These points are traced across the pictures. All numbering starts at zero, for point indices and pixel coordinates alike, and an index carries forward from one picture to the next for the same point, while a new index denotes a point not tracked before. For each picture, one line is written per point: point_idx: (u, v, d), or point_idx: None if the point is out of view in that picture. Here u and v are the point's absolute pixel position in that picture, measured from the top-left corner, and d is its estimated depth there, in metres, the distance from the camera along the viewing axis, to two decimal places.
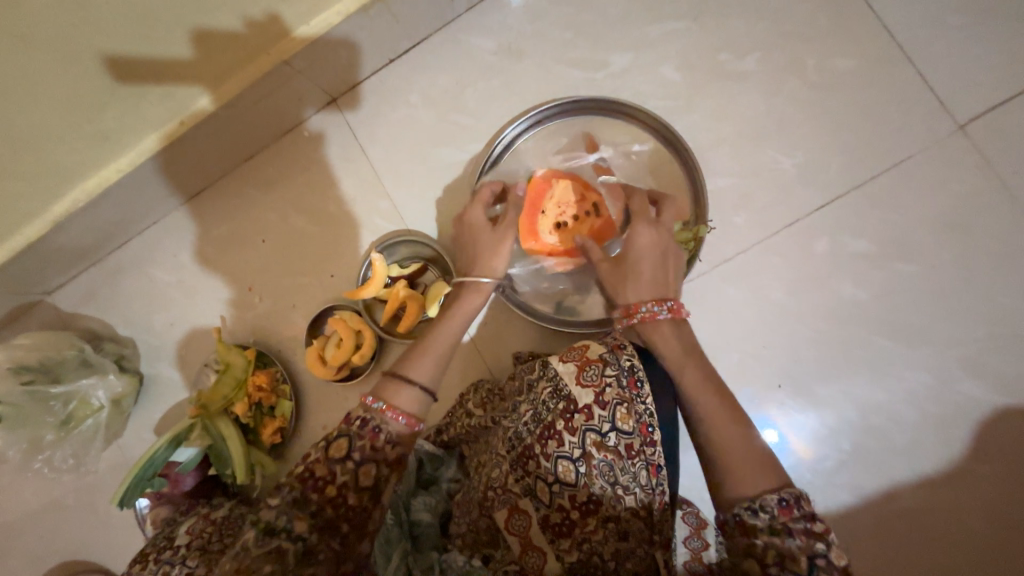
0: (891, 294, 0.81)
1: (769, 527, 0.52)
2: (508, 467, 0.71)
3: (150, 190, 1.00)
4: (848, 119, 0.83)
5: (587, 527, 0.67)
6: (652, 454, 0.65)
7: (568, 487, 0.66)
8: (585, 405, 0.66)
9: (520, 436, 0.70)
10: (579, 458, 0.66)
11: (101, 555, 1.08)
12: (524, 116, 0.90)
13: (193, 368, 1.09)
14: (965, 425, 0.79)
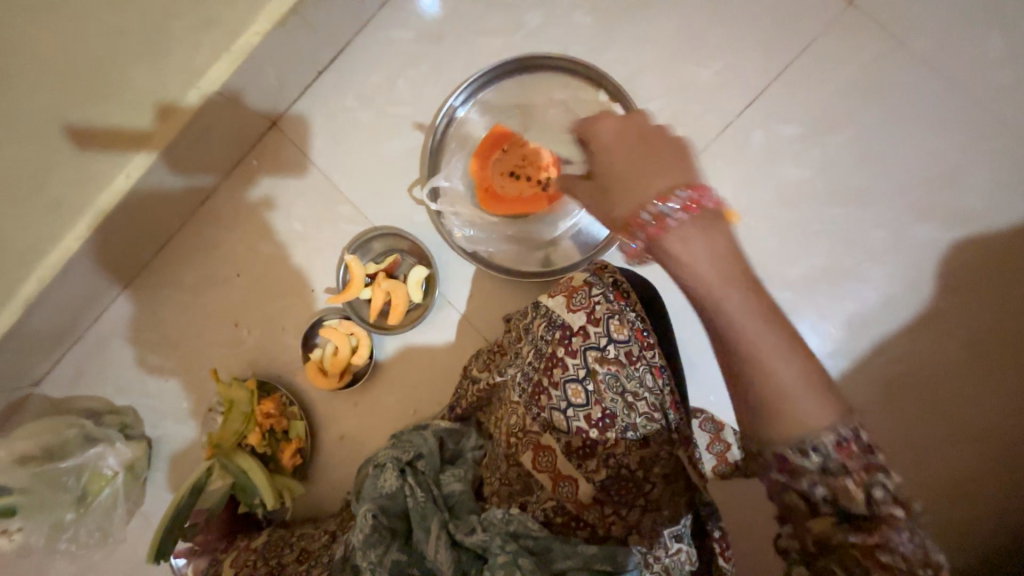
0: (831, 166, 0.87)
1: (819, 467, 0.42)
2: (524, 410, 0.75)
3: (115, 252, 1.01)
4: (750, 19, 0.89)
5: (609, 443, 0.71)
6: (651, 356, 0.71)
7: (581, 407, 0.71)
8: (580, 326, 0.72)
9: (528, 376, 0.75)
10: (586, 377, 0.71)
11: None
12: (457, 90, 0.94)
13: (199, 417, 1.09)
14: (928, 267, 0.85)
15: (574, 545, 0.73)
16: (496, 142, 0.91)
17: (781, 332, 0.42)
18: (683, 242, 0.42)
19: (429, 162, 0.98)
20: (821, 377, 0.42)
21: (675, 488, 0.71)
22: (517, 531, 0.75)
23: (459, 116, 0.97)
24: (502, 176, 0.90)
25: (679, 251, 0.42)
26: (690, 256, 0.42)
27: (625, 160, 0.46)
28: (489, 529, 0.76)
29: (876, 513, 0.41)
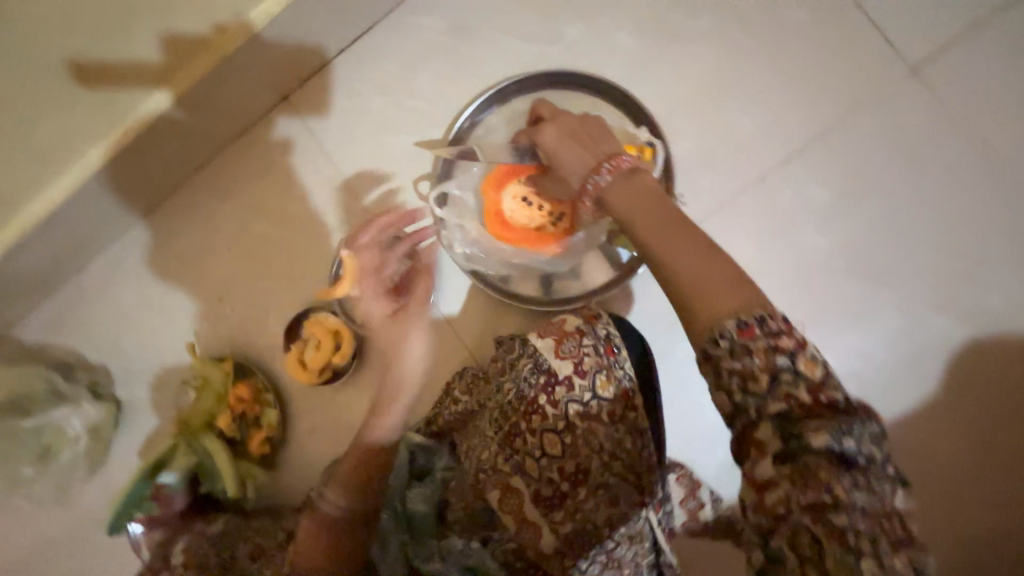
0: (858, 240, 0.83)
1: (729, 352, 0.45)
2: (496, 449, 0.70)
3: (100, 209, 0.96)
4: (801, 71, 0.83)
5: (578, 496, 0.69)
6: (636, 416, 0.67)
7: (555, 458, 0.68)
8: (566, 376, 0.68)
9: (505, 415, 0.70)
10: (564, 429, 0.68)
11: None
12: (482, 96, 0.89)
13: (172, 388, 1.07)
14: (933, 361, 0.82)
15: None
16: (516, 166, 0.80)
17: (694, 243, 0.50)
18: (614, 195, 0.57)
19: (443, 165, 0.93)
20: (735, 272, 0.48)
21: (638, 549, 0.70)
22: (474, 566, 0.73)
23: (480, 124, 0.91)
24: (515, 206, 0.81)
25: (606, 196, 0.58)
26: (624, 195, 0.57)
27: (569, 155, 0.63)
28: (448, 558, 0.74)
29: (783, 396, 0.43)
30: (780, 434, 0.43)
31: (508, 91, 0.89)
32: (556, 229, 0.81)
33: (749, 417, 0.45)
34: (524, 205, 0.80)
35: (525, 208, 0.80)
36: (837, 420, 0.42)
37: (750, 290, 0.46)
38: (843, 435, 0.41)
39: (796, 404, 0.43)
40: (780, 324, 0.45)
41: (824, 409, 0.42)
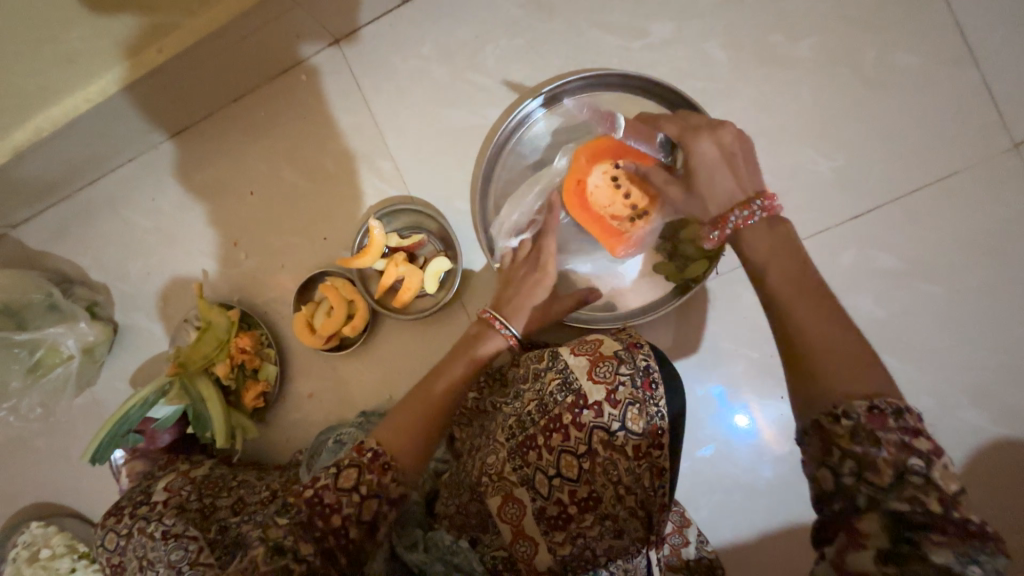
0: (911, 315, 0.78)
1: (850, 433, 0.44)
2: (505, 455, 0.67)
3: (123, 125, 0.91)
4: (895, 124, 0.77)
5: (583, 522, 0.65)
6: (663, 458, 0.61)
7: (568, 481, 0.64)
8: (596, 401, 0.63)
9: (522, 425, 0.67)
10: (584, 454, 0.63)
11: (88, 492, 1.12)
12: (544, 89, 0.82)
13: (172, 322, 1.04)
14: (963, 454, 0.78)
15: None
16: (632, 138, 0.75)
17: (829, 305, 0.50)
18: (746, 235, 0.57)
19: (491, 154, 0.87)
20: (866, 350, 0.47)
21: None
22: (460, 565, 0.70)
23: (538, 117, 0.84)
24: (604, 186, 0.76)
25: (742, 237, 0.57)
26: (759, 241, 0.56)
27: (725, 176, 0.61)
28: (431, 551, 0.72)
29: (905, 498, 0.41)
30: (889, 534, 0.41)
31: (576, 85, 0.82)
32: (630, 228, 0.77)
33: (852, 503, 0.43)
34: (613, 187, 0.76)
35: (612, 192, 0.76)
36: (964, 544, 0.39)
37: (877, 371, 0.46)
38: (965, 559, 0.39)
39: (920, 510, 0.40)
40: (914, 425, 0.43)
41: (950, 526, 0.40)
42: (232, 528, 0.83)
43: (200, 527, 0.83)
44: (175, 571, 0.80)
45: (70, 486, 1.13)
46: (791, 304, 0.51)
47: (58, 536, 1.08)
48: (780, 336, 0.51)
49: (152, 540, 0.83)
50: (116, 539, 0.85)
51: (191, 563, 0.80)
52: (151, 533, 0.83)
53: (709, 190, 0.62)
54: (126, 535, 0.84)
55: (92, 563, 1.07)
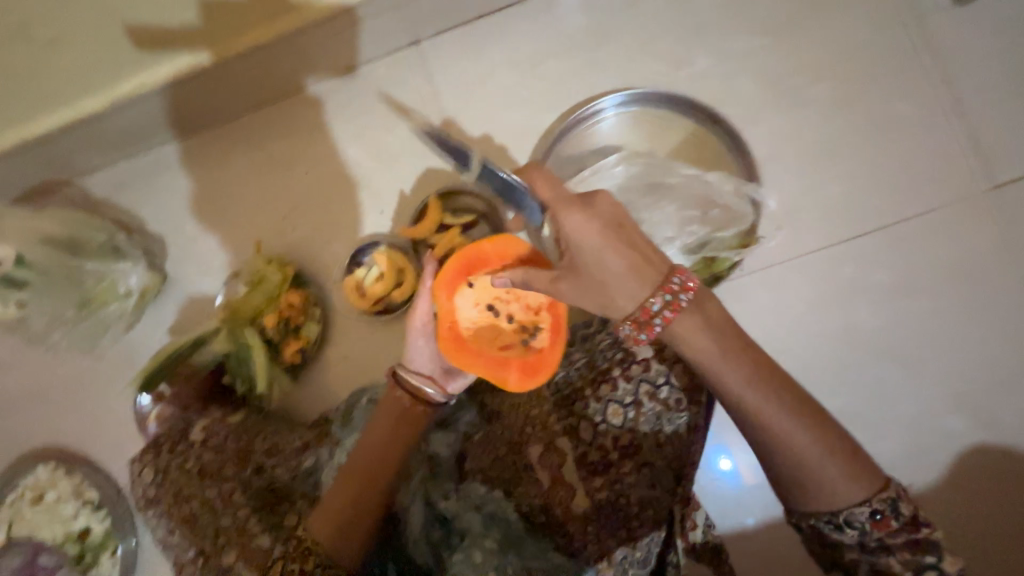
0: (909, 326, 0.85)
1: (858, 542, 0.60)
2: (551, 407, 0.77)
3: (211, 90, 1.00)
4: (897, 157, 0.88)
5: (622, 468, 0.72)
6: (698, 412, 0.73)
7: (614, 427, 0.73)
8: (644, 358, 0.75)
9: (571, 380, 0.78)
10: (630, 404, 0.73)
11: (98, 440, 1.13)
12: (619, 92, 0.91)
13: (219, 278, 1.10)
14: (946, 454, 0.86)
15: (544, 548, 0.73)
16: (469, 266, 0.75)
17: (805, 418, 0.60)
18: (691, 340, 0.62)
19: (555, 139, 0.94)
20: (845, 449, 0.60)
21: (658, 537, 0.72)
22: (493, 511, 0.74)
23: (603, 116, 0.94)
24: (468, 295, 0.78)
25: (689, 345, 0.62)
26: (695, 337, 0.62)
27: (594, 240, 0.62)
28: (464, 500, 0.75)
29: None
30: None
31: (640, 97, 0.92)
32: (551, 333, 0.76)
33: None
34: (490, 319, 0.80)
35: (476, 317, 0.79)
36: None
37: (862, 465, 0.59)
38: None
39: None
40: (906, 517, 0.59)
41: None
42: (268, 470, 0.86)
43: (236, 467, 0.86)
44: (208, 508, 0.83)
45: (81, 433, 1.13)
46: (762, 413, 0.60)
47: (65, 480, 1.09)
48: (766, 454, 0.62)
49: (187, 478, 0.85)
50: (153, 472, 0.88)
51: (224, 502, 0.83)
52: (189, 469, 0.86)
53: (618, 287, 0.62)
54: (165, 471, 0.87)
55: (97, 510, 1.08)
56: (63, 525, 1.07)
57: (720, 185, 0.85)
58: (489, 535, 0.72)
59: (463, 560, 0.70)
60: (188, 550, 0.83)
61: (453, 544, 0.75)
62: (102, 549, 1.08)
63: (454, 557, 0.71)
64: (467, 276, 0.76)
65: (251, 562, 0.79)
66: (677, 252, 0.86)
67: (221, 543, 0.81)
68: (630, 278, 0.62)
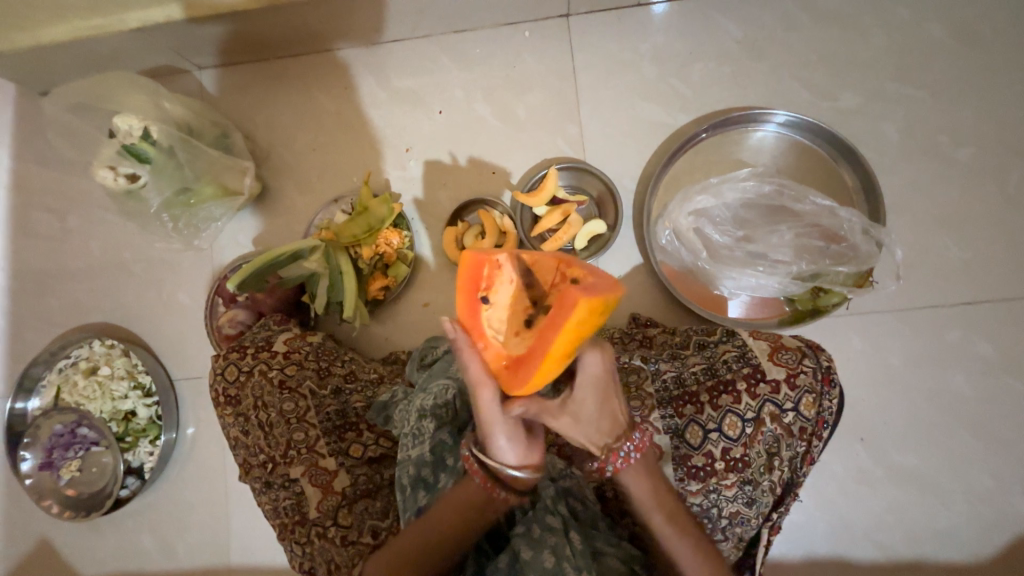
0: (992, 401, 0.88)
1: None
2: (655, 404, 0.68)
3: (364, 15, 1.02)
4: (1019, 238, 0.89)
5: (724, 480, 0.66)
6: (815, 445, 0.68)
7: (727, 439, 0.66)
8: (774, 378, 0.67)
9: (683, 381, 0.69)
10: (750, 420, 0.66)
11: (162, 328, 1.13)
12: (788, 110, 0.90)
13: (317, 198, 1.10)
14: (1004, 534, 0.86)
15: (616, 538, 0.69)
16: (474, 280, 0.55)
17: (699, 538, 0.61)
18: (633, 479, 0.61)
19: (705, 137, 0.95)
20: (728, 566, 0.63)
21: (737, 553, 0.70)
22: (569, 489, 0.73)
23: (760, 128, 0.94)
24: (492, 312, 0.56)
25: (623, 479, 0.61)
26: (637, 477, 0.61)
27: (599, 397, 0.59)
28: (540, 469, 0.74)
29: None
30: None
31: (801, 126, 0.92)
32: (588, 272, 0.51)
33: None
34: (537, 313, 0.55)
35: (520, 329, 0.55)
36: None
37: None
38: None
39: None
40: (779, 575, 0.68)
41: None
42: (346, 395, 0.88)
43: (315, 385, 0.87)
44: (284, 420, 0.84)
45: (147, 318, 1.14)
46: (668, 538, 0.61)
47: (121, 359, 1.09)
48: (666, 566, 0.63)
49: (265, 385, 0.86)
50: (233, 372, 0.88)
51: (298, 418, 0.84)
52: (268, 377, 0.86)
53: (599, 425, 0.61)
54: (246, 373, 0.88)
55: (144, 397, 1.08)
56: (112, 403, 1.06)
57: (850, 222, 0.85)
58: (558, 508, 0.68)
59: (523, 534, 0.65)
60: (257, 456, 0.85)
61: (524, 510, 0.72)
62: (144, 436, 1.08)
63: (515, 529, 0.67)
64: (480, 293, 0.55)
65: (314, 481, 0.81)
66: (789, 277, 0.87)
67: (291, 456, 0.82)
68: (608, 420, 0.61)
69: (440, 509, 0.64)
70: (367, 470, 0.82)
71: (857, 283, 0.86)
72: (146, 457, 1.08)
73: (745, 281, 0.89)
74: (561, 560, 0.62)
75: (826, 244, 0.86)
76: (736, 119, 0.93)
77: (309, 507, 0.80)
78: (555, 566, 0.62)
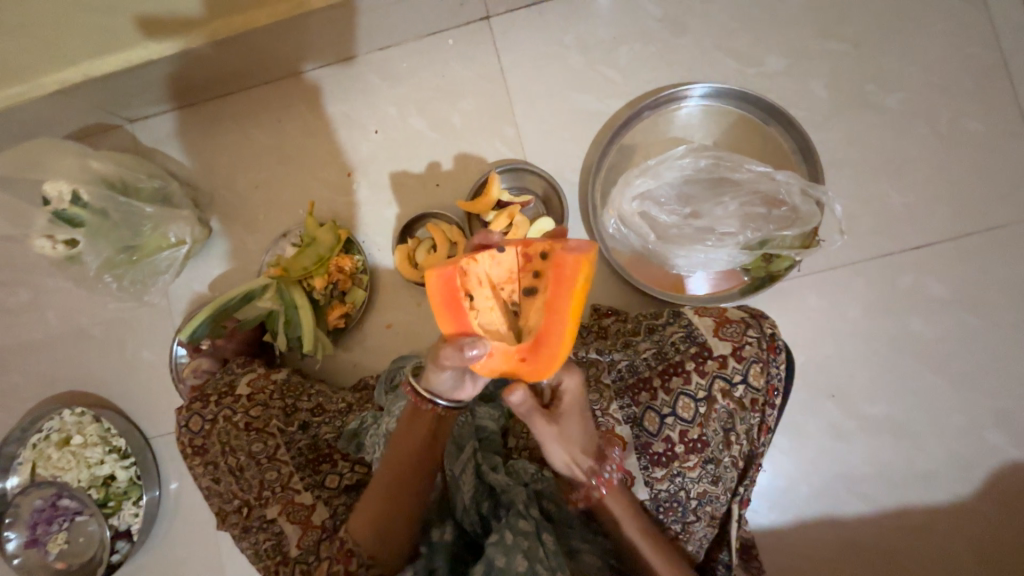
0: (953, 339, 0.88)
1: None
2: (612, 395, 0.68)
3: (284, 46, 1.01)
4: (959, 176, 0.90)
5: (686, 463, 0.67)
6: (769, 414, 0.69)
7: (683, 421, 0.66)
8: (720, 354, 0.67)
9: (635, 368, 0.70)
10: (702, 399, 0.67)
11: (130, 388, 1.12)
12: (707, 82, 0.91)
13: (267, 235, 1.09)
14: (983, 470, 0.87)
15: (592, 532, 0.72)
16: (452, 288, 0.54)
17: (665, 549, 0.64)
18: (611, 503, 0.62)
19: (635, 120, 0.95)
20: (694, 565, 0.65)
21: (712, 532, 0.70)
22: (541, 491, 0.72)
23: (687, 104, 0.95)
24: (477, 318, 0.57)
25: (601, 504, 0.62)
26: (614, 500, 0.62)
27: (577, 420, 0.60)
28: (513, 476, 0.74)
29: None
30: None
31: (728, 95, 0.93)
32: (554, 245, 0.55)
33: None
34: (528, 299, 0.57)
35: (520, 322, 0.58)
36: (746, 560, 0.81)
37: None
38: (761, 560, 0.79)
39: None
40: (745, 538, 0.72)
41: None
42: (314, 427, 0.87)
43: (283, 423, 0.86)
44: (254, 461, 0.83)
45: (114, 380, 1.13)
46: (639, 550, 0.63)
47: (93, 425, 1.07)
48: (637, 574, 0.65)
49: (232, 429, 0.85)
50: (199, 422, 0.87)
51: (269, 458, 0.83)
52: (233, 422, 0.86)
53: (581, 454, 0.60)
54: (211, 420, 0.87)
55: (121, 459, 1.07)
56: (88, 470, 1.05)
57: (788, 184, 0.85)
58: (531, 511, 0.68)
59: (497, 542, 0.65)
60: (232, 502, 0.84)
61: (500, 518, 0.72)
62: (126, 498, 1.07)
63: (490, 538, 0.66)
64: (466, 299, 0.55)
65: (292, 518, 0.80)
66: (737, 247, 0.87)
67: (266, 496, 0.82)
68: (586, 443, 0.61)
69: (399, 433, 0.66)
70: (345, 498, 0.82)
71: (801, 244, 0.87)
72: (132, 518, 1.06)
73: (697, 257, 0.88)
74: (534, 564, 0.63)
75: (768, 209, 0.87)
76: (661, 99, 0.93)
77: (290, 546, 0.79)
78: (529, 570, 0.62)
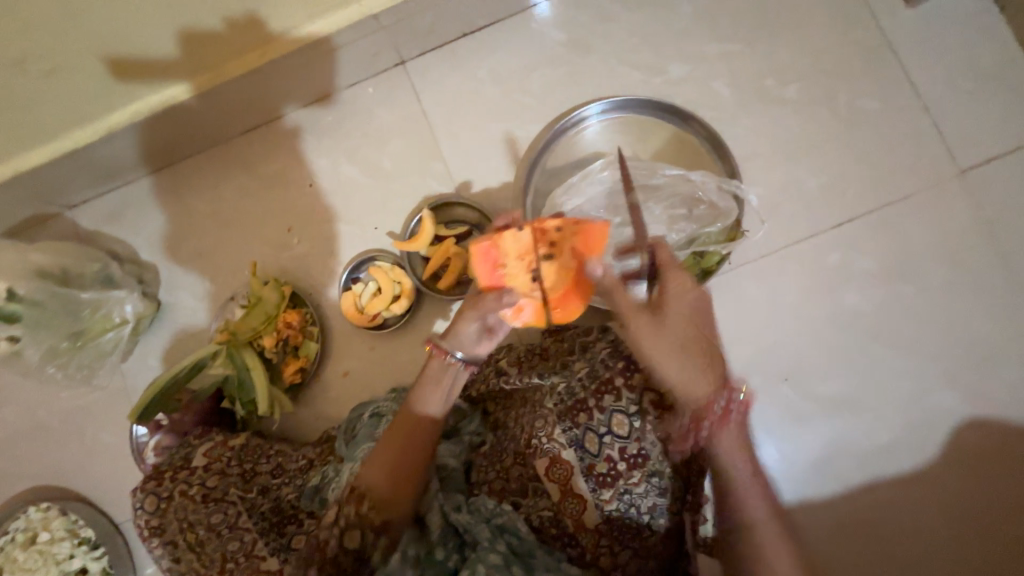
0: (887, 307, 0.91)
1: None
2: (554, 420, 0.74)
3: (207, 115, 1.03)
4: (865, 152, 0.94)
5: (631, 478, 0.71)
6: None
7: (620, 437, 0.71)
8: (644, 367, 0.73)
9: (572, 391, 0.75)
10: (634, 413, 0.72)
11: (94, 475, 1.10)
12: (598, 101, 0.96)
13: (216, 301, 1.10)
14: (939, 432, 0.88)
15: (556, 561, 0.68)
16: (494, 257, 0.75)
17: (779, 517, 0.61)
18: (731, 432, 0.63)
19: (546, 144, 0.99)
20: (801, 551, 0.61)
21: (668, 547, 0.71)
22: (504, 526, 0.69)
23: (587, 122, 0.99)
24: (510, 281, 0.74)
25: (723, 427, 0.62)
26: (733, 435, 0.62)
27: (693, 325, 0.64)
28: (474, 514, 0.70)
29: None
30: None
31: (626, 108, 0.97)
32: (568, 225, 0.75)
33: None
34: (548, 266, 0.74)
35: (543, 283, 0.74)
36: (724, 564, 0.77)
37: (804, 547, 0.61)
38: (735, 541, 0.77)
39: None
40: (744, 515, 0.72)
41: None
42: (275, 491, 0.87)
43: (242, 490, 0.86)
44: (214, 534, 0.82)
45: (77, 469, 1.10)
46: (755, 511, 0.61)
47: (59, 520, 1.04)
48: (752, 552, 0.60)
49: (191, 504, 0.84)
50: (154, 502, 0.86)
51: (231, 528, 0.82)
52: (191, 496, 0.85)
53: (698, 369, 0.63)
54: (167, 498, 0.85)
55: (92, 550, 1.05)
56: (58, 567, 1.03)
57: (704, 184, 0.89)
58: (498, 546, 0.66)
59: None
60: None
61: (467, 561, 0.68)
62: None
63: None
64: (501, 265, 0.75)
65: None
66: None
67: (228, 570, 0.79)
68: (707, 359, 0.63)
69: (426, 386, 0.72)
70: None
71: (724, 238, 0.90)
72: None
73: None
74: None
75: (689, 210, 0.89)
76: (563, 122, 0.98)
77: None
78: None
